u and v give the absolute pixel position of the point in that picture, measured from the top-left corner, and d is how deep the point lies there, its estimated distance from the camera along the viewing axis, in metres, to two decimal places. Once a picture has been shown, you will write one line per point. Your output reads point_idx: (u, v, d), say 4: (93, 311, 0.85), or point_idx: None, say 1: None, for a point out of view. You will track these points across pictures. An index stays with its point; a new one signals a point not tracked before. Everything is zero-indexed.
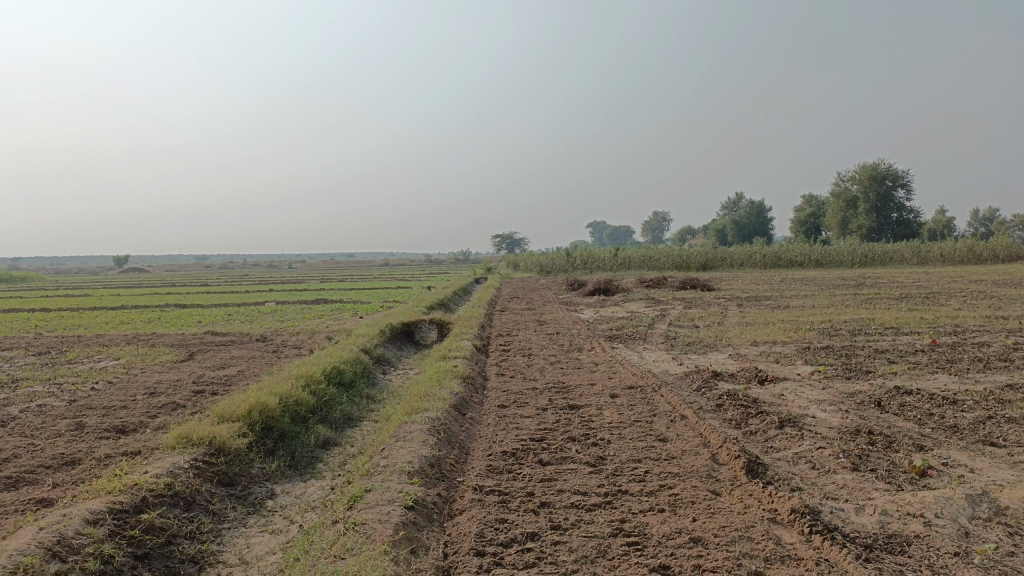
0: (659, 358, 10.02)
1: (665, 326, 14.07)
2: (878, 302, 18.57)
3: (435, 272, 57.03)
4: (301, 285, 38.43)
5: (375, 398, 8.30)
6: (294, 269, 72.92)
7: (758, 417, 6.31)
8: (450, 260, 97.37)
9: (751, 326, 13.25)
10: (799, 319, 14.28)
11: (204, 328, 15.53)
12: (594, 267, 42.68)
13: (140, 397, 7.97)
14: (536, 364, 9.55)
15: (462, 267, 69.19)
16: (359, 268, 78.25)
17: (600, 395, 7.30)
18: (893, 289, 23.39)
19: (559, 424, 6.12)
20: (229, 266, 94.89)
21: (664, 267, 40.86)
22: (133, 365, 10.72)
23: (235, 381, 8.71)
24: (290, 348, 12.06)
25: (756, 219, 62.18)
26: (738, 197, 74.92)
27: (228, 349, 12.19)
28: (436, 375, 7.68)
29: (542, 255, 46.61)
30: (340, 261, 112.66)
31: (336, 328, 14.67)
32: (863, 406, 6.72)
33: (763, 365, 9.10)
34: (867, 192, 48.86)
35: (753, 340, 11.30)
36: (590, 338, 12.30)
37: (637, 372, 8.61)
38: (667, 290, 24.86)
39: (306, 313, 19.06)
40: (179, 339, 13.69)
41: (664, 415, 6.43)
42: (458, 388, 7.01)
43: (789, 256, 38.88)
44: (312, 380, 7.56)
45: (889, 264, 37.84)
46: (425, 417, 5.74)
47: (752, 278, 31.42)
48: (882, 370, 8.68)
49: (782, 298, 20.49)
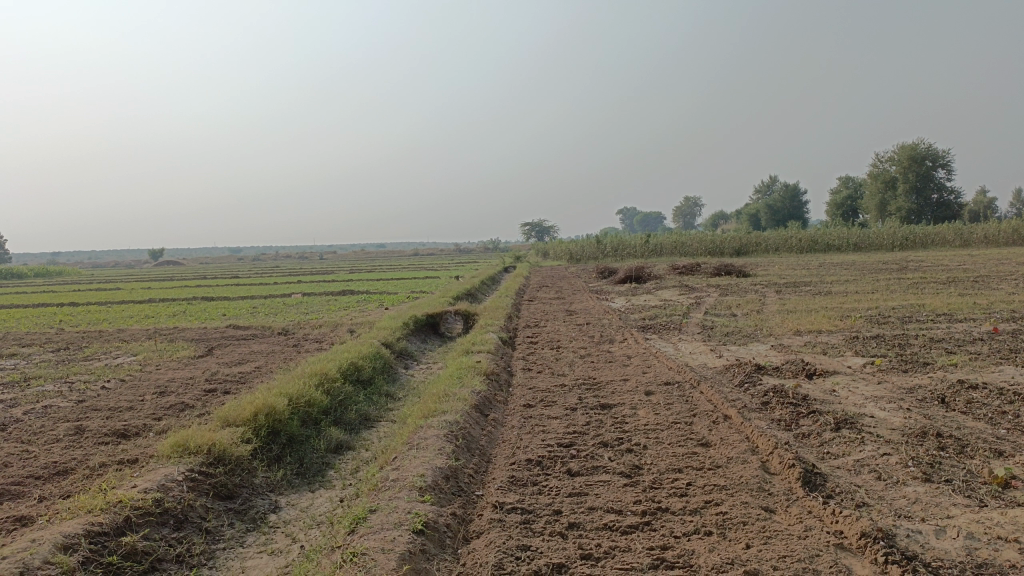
0: (695, 350, 9.42)
1: (701, 315, 13.44)
2: (925, 287, 17.69)
3: (464, 261, 56.67)
4: (330, 276, 38.20)
5: (394, 396, 7.84)
6: (324, 260, 72.94)
7: (811, 418, 5.73)
8: (479, 248, 97.09)
9: (792, 314, 12.55)
10: (843, 306, 13.54)
11: (227, 321, 15.23)
12: (625, 254, 41.93)
13: (149, 396, 7.60)
14: (565, 358, 9.01)
15: (491, 256, 68.88)
16: (388, 258, 78.28)
17: (634, 392, 6.75)
18: (938, 273, 22.39)
19: (589, 426, 5.60)
20: (261, 257, 95.66)
21: (697, 253, 39.98)
22: (149, 362, 10.38)
23: (249, 379, 8.30)
24: (311, 342, 11.67)
25: (790, 203, 60.79)
26: (771, 180, 73.50)
27: (247, 344, 11.82)
28: (457, 372, 7.19)
29: (572, 243, 45.92)
30: (370, 251, 112.84)
31: (359, 320, 14.26)
32: (925, 404, 6.08)
33: (810, 358, 8.46)
34: (906, 173, 47.33)
35: (796, 330, 10.62)
36: (622, 328, 11.73)
37: (673, 366, 8.04)
38: (700, 277, 24.13)
39: (331, 305, 18.72)
40: (200, 333, 13.37)
41: (705, 414, 5.86)
42: (480, 386, 6.51)
43: (826, 240, 37.81)
44: (326, 378, 7.12)
45: (930, 247, 36.60)
46: (443, 420, 5.24)
47: (788, 263, 30.52)
48: (941, 361, 7.99)
49: (822, 284, 19.64)
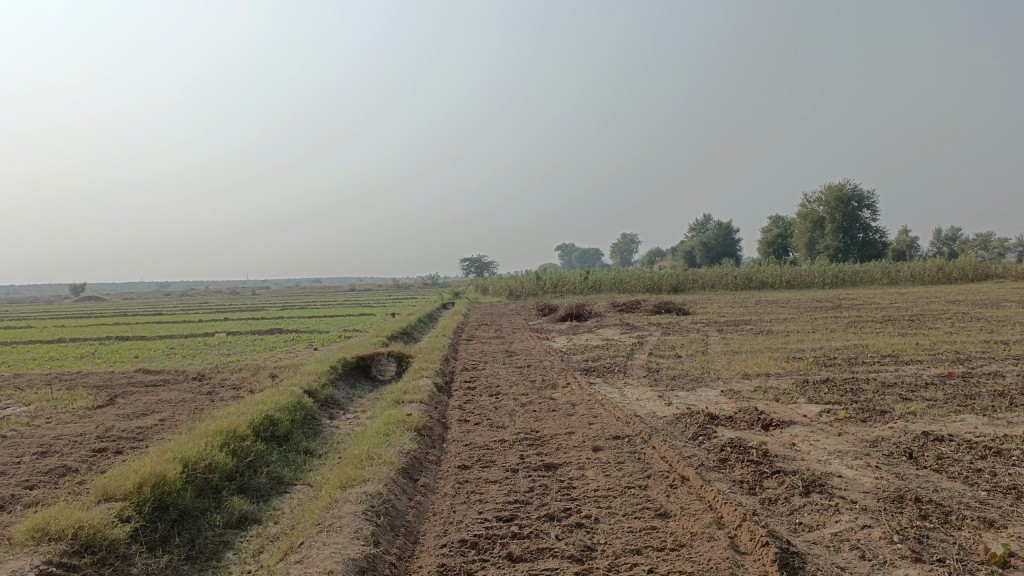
0: (643, 397, 8.85)
1: (644, 356, 12.94)
2: (862, 326, 17.67)
3: (401, 297, 55.69)
4: (259, 313, 36.67)
5: (314, 453, 7.04)
6: (257, 297, 70.76)
7: (775, 479, 5.17)
8: (416, 284, 95.92)
9: (738, 355, 12.15)
10: (787, 347, 13.24)
11: (139, 365, 14.02)
12: (564, 291, 41.64)
13: (27, 458, 6.58)
14: (504, 407, 8.33)
15: (428, 292, 67.92)
16: (322, 294, 76.47)
17: (581, 448, 6.11)
18: (872, 312, 22.61)
19: (533, 493, 4.92)
20: (189, 293, 92.41)
21: (635, 290, 40.01)
22: (39, 413, 9.26)
23: (149, 436, 7.35)
24: (228, 389, 10.69)
25: (723, 241, 61.86)
26: (704, 219, 75.02)
27: (156, 392, 10.76)
28: (384, 428, 6.45)
29: (511, 279, 45.48)
30: (305, 286, 110.33)
31: (285, 363, 13.30)
32: (894, 461, 5.63)
33: (763, 405, 7.98)
34: (833, 212, 48.68)
35: (744, 373, 10.19)
36: (565, 372, 11.12)
37: (621, 417, 7.44)
38: (639, 315, 23.86)
39: (256, 345, 17.61)
40: (106, 379, 12.21)
41: (660, 476, 5.26)
42: (409, 445, 5.78)
43: (760, 277, 38.28)
44: (233, 436, 6.30)
45: (859, 284, 37.41)
46: (363, 492, 4.50)
47: (725, 300, 30.63)
48: (899, 409, 7.60)
49: (761, 323, 19.52)
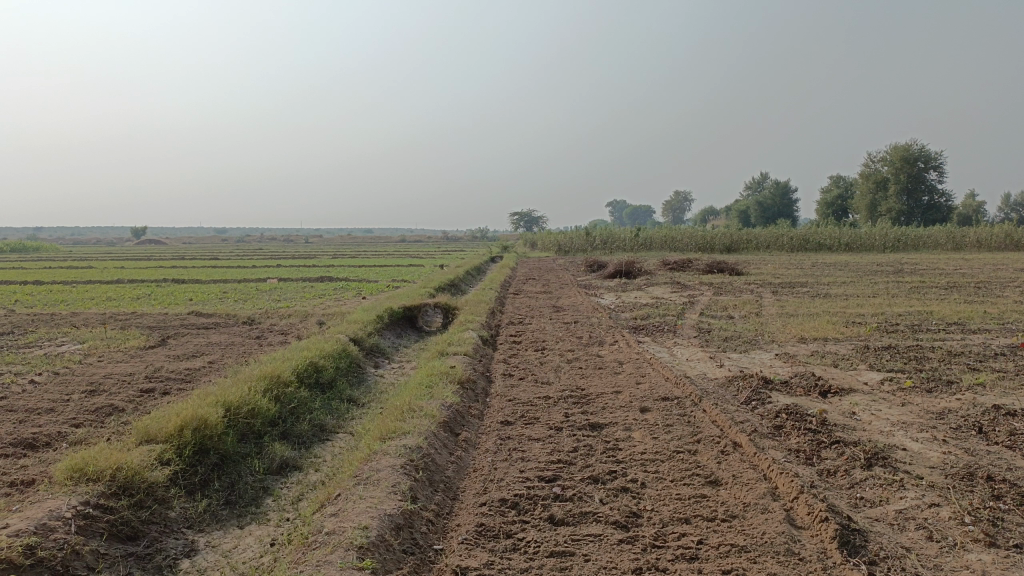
0: (693, 357, 8.58)
1: (696, 315, 12.60)
2: (925, 292, 16.94)
3: (450, 249, 55.92)
4: (311, 260, 37.16)
5: (357, 401, 7.00)
6: (308, 246, 71.64)
7: (835, 450, 4.91)
8: (466, 237, 96.09)
9: (794, 318, 11.73)
10: (845, 311, 12.74)
11: (192, 308, 14.24)
12: (614, 247, 41.11)
13: (77, 396, 6.66)
14: (550, 362, 8.16)
15: (478, 245, 67.95)
16: (372, 243, 77.16)
17: (629, 409, 5.91)
18: (936, 278, 21.71)
19: (578, 453, 4.75)
20: (243, 239, 94.19)
21: (687, 248, 39.26)
22: (93, 352, 9.44)
23: (196, 379, 7.39)
24: (276, 335, 10.75)
25: (780, 200, 60.16)
26: (760, 178, 73.04)
27: (206, 335, 10.88)
28: (427, 380, 6.33)
29: (561, 234, 45.07)
30: (357, 236, 111.40)
31: (332, 311, 13.34)
32: (963, 436, 5.29)
33: (820, 371, 7.64)
34: (897, 173, 46.80)
35: (801, 337, 9.81)
36: (613, 329, 10.88)
37: (671, 377, 7.20)
38: (690, 274, 23.34)
39: (306, 292, 17.75)
40: (159, 320, 12.41)
41: (711, 441, 5.03)
42: (451, 399, 5.66)
43: (817, 239, 37.11)
44: (276, 382, 6.26)
45: (922, 249, 36.01)
46: (402, 445, 4.39)
47: (780, 261, 29.80)
48: (967, 380, 7.19)
49: (818, 285, 18.89)
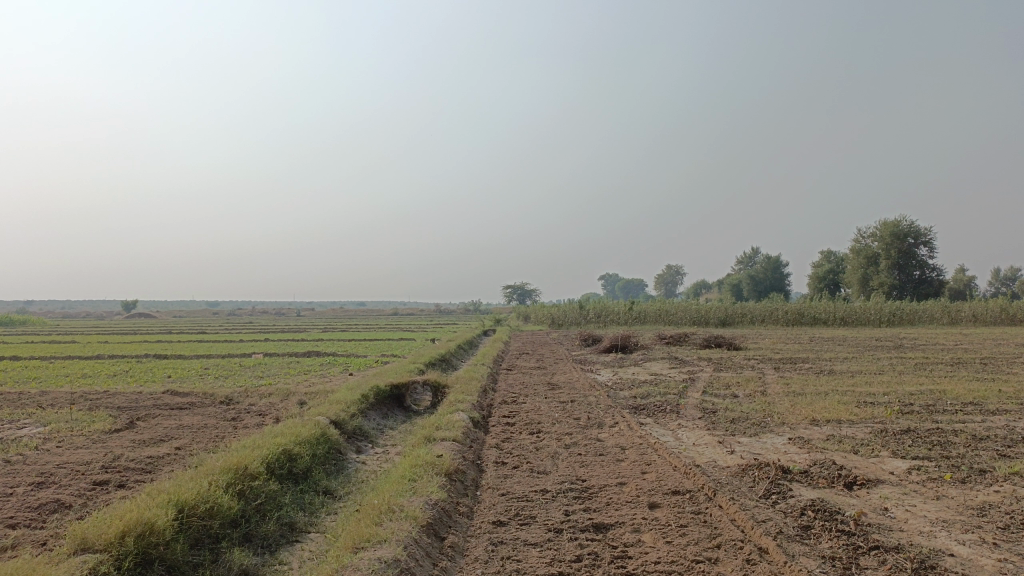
0: (700, 442, 7.96)
1: (698, 394, 11.98)
2: (931, 368, 16.39)
3: (443, 323, 55.47)
4: (299, 335, 36.43)
5: (334, 493, 6.34)
6: (301, 319, 70.79)
7: (875, 558, 4.29)
8: (457, 311, 95.64)
9: (802, 397, 11.14)
10: (854, 390, 12.16)
11: (168, 386, 13.53)
12: (607, 321, 40.67)
13: (20, 490, 5.97)
14: (545, 448, 7.53)
15: (469, 318, 67.49)
16: (363, 317, 76.61)
17: (636, 505, 5.28)
18: (937, 353, 21.20)
19: (582, 563, 4.12)
20: (233, 313, 93.57)
21: (681, 322, 38.83)
22: (52, 436, 8.73)
23: (159, 468, 6.72)
24: (253, 416, 10.07)
25: (772, 274, 60.17)
26: (751, 253, 73.51)
27: (179, 416, 10.19)
28: (410, 471, 5.70)
29: (554, 308, 44.63)
30: (350, 309, 110.67)
31: (316, 389, 12.67)
32: (1015, 538, 4.68)
33: (840, 458, 7.04)
34: (887, 248, 46.94)
35: (813, 419, 9.21)
36: (612, 409, 10.26)
37: (679, 466, 6.59)
38: (687, 349, 22.79)
39: (291, 369, 17.07)
40: (131, 400, 11.71)
41: (733, 547, 4.40)
42: (437, 495, 5.04)
43: (812, 313, 36.74)
44: (243, 474, 5.62)
45: (918, 323, 35.68)
46: (377, 558, 3.76)
47: (776, 336, 29.34)
48: (1003, 469, 6.59)
49: (820, 361, 18.34)
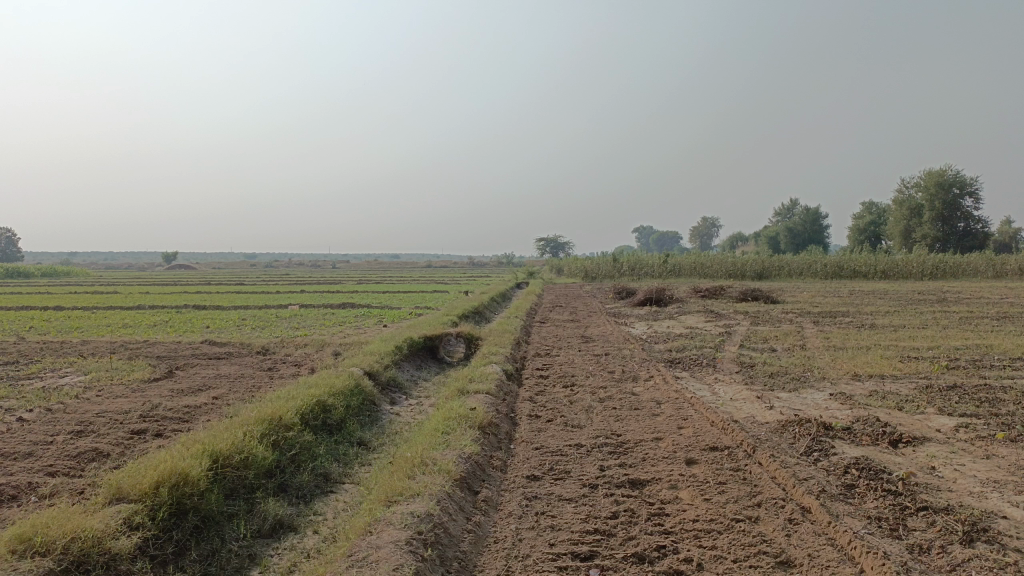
0: (739, 397, 7.81)
1: (735, 348, 11.77)
2: (977, 323, 15.90)
3: (476, 275, 55.61)
4: (334, 287, 36.76)
5: (368, 445, 6.33)
6: (337, 271, 71.44)
7: (923, 520, 4.14)
8: (491, 262, 95.69)
9: (843, 352, 10.88)
10: (897, 345, 11.83)
11: (206, 336, 13.70)
12: (641, 274, 40.31)
13: (61, 438, 6.05)
14: (580, 402, 7.43)
15: (502, 271, 67.55)
16: (397, 269, 77.10)
17: (674, 461, 5.17)
18: (983, 307, 20.59)
19: (618, 520, 4.03)
20: (270, 265, 94.89)
21: (717, 275, 38.33)
22: (93, 385, 8.87)
23: (195, 418, 6.77)
24: (289, 367, 10.13)
25: (811, 227, 58.93)
26: (789, 205, 72.05)
27: (215, 366, 10.30)
28: (443, 424, 5.65)
29: (588, 260, 44.33)
30: (384, 262, 111.38)
31: (350, 340, 12.71)
32: None
33: (884, 415, 6.84)
34: (932, 200, 45.55)
35: (855, 374, 8.97)
36: (647, 362, 10.13)
37: (717, 421, 6.45)
38: (723, 302, 22.46)
39: (325, 320, 17.19)
40: (170, 350, 11.87)
41: (775, 506, 4.28)
42: (471, 448, 4.98)
43: (852, 266, 35.96)
44: (277, 425, 5.62)
45: (962, 277, 34.74)
46: (409, 513, 3.71)
47: (814, 289, 28.79)
48: None
49: (861, 315, 17.92)
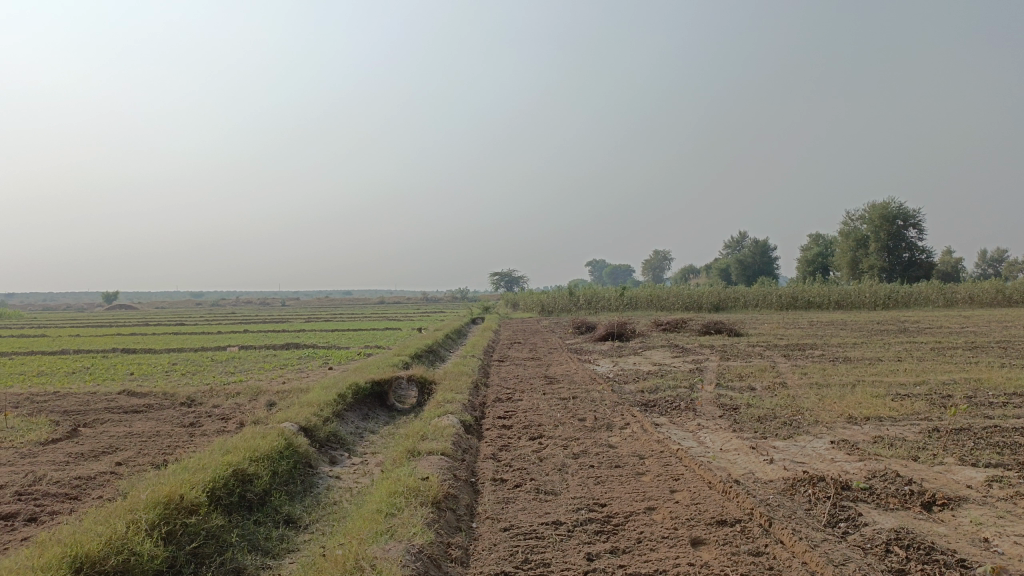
0: (731, 448, 6.82)
1: (711, 387, 10.85)
2: (948, 355, 15.34)
3: (429, 311, 54.22)
4: (281, 326, 35.09)
5: (296, 526, 5.16)
6: (284, 309, 69.25)
7: None
8: (444, 298, 94.32)
9: (829, 391, 10.05)
10: (881, 381, 11.07)
11: (126, 386, 12.23)
12: (598, 307, 39.63)
13: None
14: (551, 459, 6.37)
15: (454, 307, 66.34)
16: (348, 306, 75.33)
17: (678, 544, 4.14)
18: (946, 337, 20.18)
19: None
20: (216, 304, 91.98)
21: (673, 308, 37.80)
22: None
23: (84, 495, 5.50)
24: (215, 422, 8.85)
25: (761, 259, 59.28)
26: (738, 237, 72.86)
27: (129, 422, 8.95)
28: (388, 500, 4.54)
29: (544, 294, 43.51)
30: (337, 300, 109.07)
31: (289, 387, 11.44)
32: None
33: (903, 470, 5.94)
34: (877, 231, 46.04)
35: (851, 417, 8.11)
36: (619, 407, 9.11)
37: (715, 483, 5.46)
38: (686, 336, 21.72)
39: (265, 364, 15.82)
40: (81, 403, 10.45)
41: None
42: (424, 539, 3.89)
43: (806, 296, 35.71)
44: (175, 509, 4.42)
45: (913, 306, 34.79)
46: None
47: (772, 321, 28.33)
48: None
49: (829, 348, 17.26)
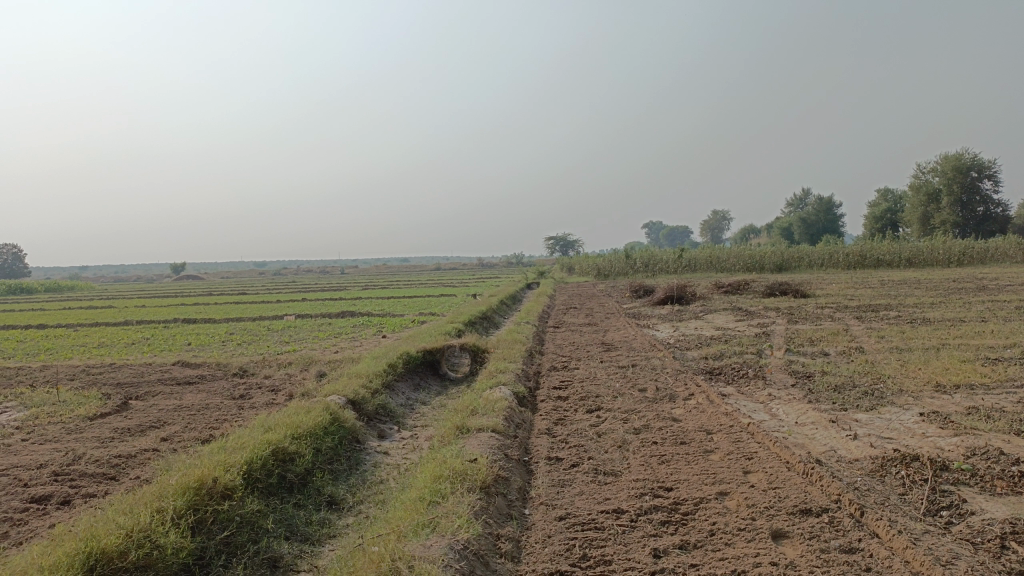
0: (808, 422, 6.23)
1: (781, 353, 10.19)
2: None
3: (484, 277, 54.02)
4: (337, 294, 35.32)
5: (337, 509, 4.83)
6: (343, 278, 70.07)
7: None
8: (500, 263, 94.10)
9: (911, 356, 9.29)
10: (967, 344, 10.22)
11: (181, 358, 12.19)
12: (655, 270, 38.75)
13: None
14: (609, 435, 5.90)
15: (510, 274, 66.00)
16: (405, 274, 75.77)
17: (756, 538, 3.65)
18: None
19: None
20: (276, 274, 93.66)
21: (734, 269, 36.61)
22: (27, 425, 7.40)
23: (123, 476, 5.29)
24: (265, 394, 8.65)
25: (825, 216, 57.11)
26: (801, 195, 70.39)
27: (180, 395, 8.83)
28: (432, 485, 4.15)
29: (599, 258, 42.72)
30: (395, 267, 109.92)
31: (341, 357, 11.22)
32: None
33: (1007, 446, 5.29)
34: (949, 184, 43.62)
35: (938, 386, 7.40)
36: (682, 376, 8.57)
37: (794, 463, 4.92)
38: (749, 298, 20.84)
39: (319, 332, 15.69)
40: (135, 375, 10.41)
41: None
42: (469, 533, 3.48)
43: (875, 254, 34.06)
44: (205, 495, 4.12)
45: (990, 262, 32.87)
46: None
47: (839, 281, 27.10)
48: None
49: (905, 308, 16.23)
